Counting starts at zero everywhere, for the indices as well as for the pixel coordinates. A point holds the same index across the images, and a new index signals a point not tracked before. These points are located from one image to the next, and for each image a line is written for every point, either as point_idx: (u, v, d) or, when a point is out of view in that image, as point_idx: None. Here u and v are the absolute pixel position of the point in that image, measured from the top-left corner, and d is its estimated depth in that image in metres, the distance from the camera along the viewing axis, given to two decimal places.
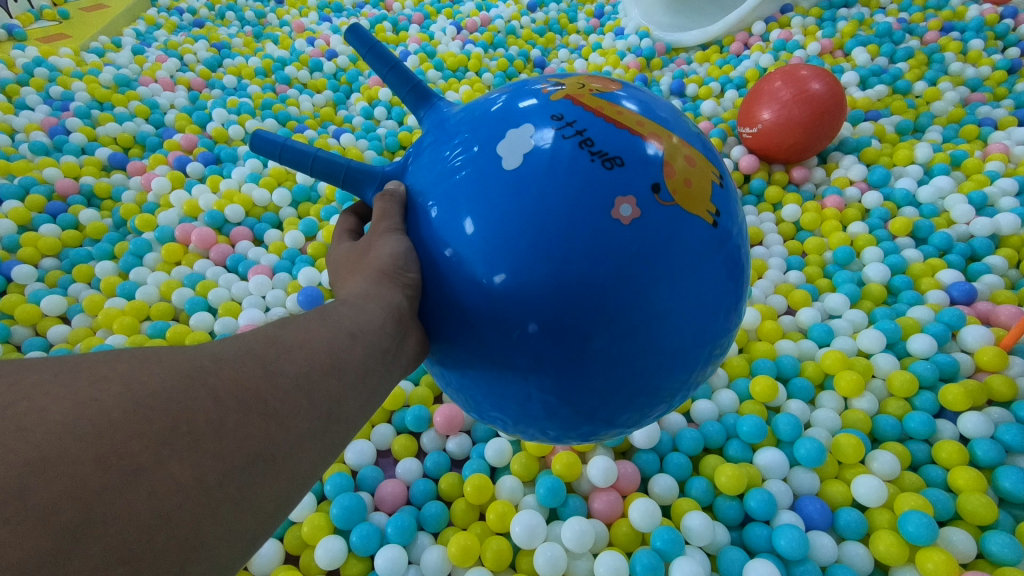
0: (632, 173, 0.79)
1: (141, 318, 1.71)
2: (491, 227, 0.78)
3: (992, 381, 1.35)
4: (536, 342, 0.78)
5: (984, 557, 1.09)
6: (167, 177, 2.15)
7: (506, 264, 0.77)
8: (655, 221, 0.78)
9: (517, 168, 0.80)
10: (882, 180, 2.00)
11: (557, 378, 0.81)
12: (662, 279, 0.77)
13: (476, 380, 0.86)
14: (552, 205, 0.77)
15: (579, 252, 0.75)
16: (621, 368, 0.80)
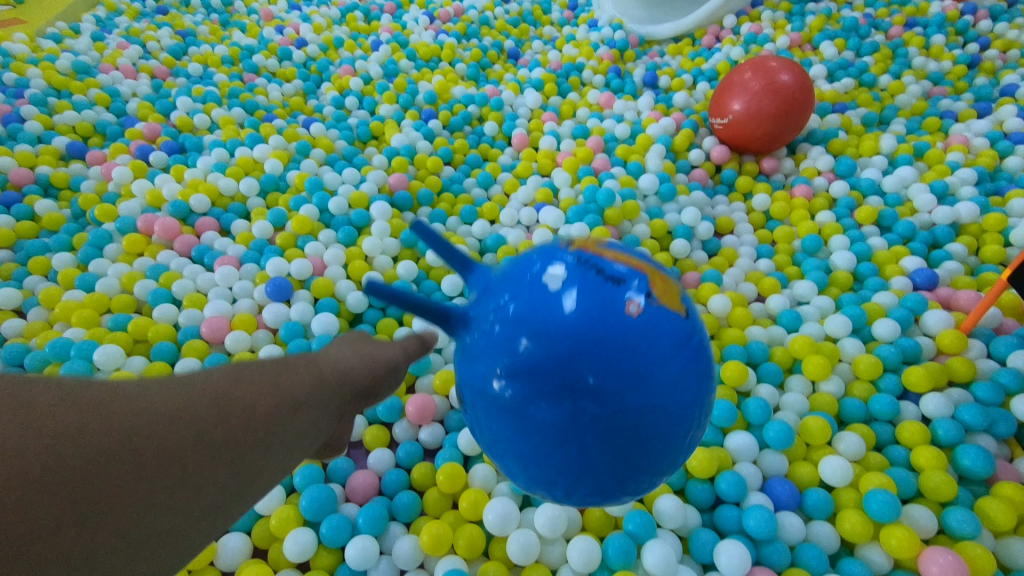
0: (629, 287, 0.79)
1: (101, 312, 1.63)
2: (533, 340, 0.77)
3: (952, 363, 1.39)
4: (586, 424, 0.77)
5: (945, 532, 1.12)
6: (129, 166, 2.08)
7: (551, 366, 0.76)
8: (656, 320, 0.78)
9: (541, 295, 0.79)
10: (849, 170, 2.05)
11: (616, 452, 0.79)
12: (665, 364, 0.78)
13: (542, 461, 0.83)
14: (576, 321, 0.76)
15: (620, 359, 0.76)
16: (666, 427, 0.80)
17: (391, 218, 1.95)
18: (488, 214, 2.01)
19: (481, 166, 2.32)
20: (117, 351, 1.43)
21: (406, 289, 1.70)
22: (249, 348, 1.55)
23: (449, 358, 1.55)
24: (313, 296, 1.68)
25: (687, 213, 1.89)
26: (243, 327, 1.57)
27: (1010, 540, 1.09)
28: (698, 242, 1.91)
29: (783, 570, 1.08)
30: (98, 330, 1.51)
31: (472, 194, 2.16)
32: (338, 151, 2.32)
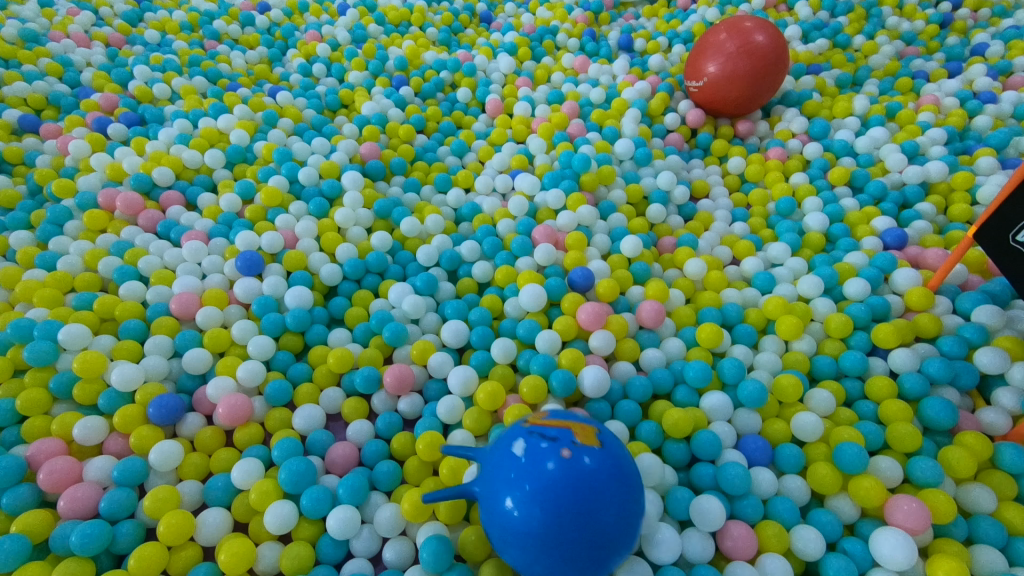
0: (560, 438, 0.92)
1: (65, 291, 1.57)
2: (511, 495, 0.90)
3: (919, 319, 1.42)
4: (571, 539, 0.86)
5: (910, 482, 1.16)
6: (86, 139, 1.99)
7: (522, 505, 0.88)
8: (586, 451, 0.90)
9: (507, 470, 0.93)
10: (822, 132, 2.05)
11: (592, 560, 0.87)
12: (602, 471, 0.88)
13: (543, 572, 0.90)
14: (529, 477, 0.89)
15: (573, 488, 0.87)
16: (630, 516, 0.88)
17: (364, 188, 1.91)
18: (462, 182, 1.98)
19: (455, 134, 2.28)
20: (83, 330, 1.37)
21: (381, 260, 1.67)
22: (222, 324, 1.52)
23: (426, 329, 1.54)
24: (286, 269, 1.65)
25: (662, 177, 1.88)
26: (214, 303, 1.53)
27: (971, 486, 1.13)
28: (674, 206, 1.90)
29: (756, 523, 1.11)
30: (62, 310, 1.46)
31: (446, 162, 2.12)
32: (307, 120, 2.25)
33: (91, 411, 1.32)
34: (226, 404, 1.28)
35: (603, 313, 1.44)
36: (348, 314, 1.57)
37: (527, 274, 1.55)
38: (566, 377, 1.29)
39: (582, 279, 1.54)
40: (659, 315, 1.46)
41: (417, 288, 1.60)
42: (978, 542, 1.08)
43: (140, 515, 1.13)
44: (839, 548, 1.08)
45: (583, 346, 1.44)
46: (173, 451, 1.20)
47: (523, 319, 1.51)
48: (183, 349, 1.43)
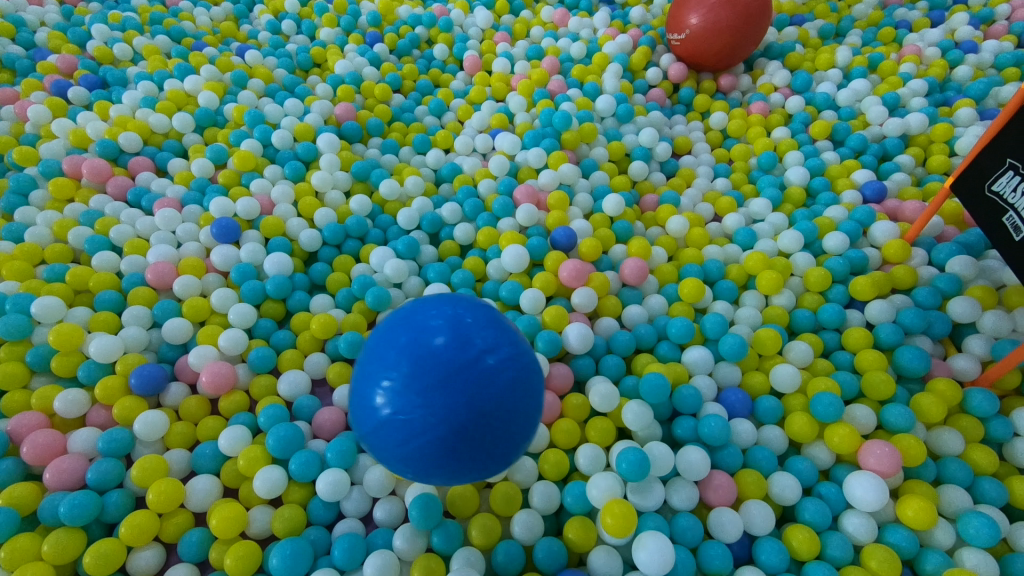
0: (417, 321, 0.93)
1: (35, 263, 1.52)
2: (387, 386, 0.88)
3: (896, 271, 1.44)
4: (449, 405, 0.86)
5: (883, 428, 1.20)
6: (45, 103, 1.90)
7: (396, 387, 0.88)
8: (444, 324, 0.91)
9: (376, 362, 0.92)
10: (805, 85, 2.03)
11: (483, 421, 0.87)
12: (468, 339, 0.90)
13: (452, 460, 0.89)
14: (394, 358, 0.90)
15: (437, 357, 0.87)
16: (508, 375, 0.90)
17: (341, 150, 1.86)
18: (441, 143, 1.94)
19: (433, 93, 2.22)
20: (57, 303, 1.34)
21: (361, 224, 1.65)
22: (201, 293, 1.50)
23: (409, 292, 1.53)
24: (264, 236, 1.62)
25: (645, 133, 1.85)
26: (191, 272, 1.50)
27: (940, 430, 1.18)
28: (656, 163, 1.89)
29: (735, 472, 1.15)
30: (33, 282, 1.42)
31: (425, 122, 2.07)
32: (278, 81, 2.17)
33: (72, 384, 1.30)
34: (210, 372, 1.27)
35: (585, 272, 1.44)
36: (329, 280, 1.55)
37: (510, 234, 1.54)
38: (551, 338, 1.30)
39: (564, 238, 1.53)
40: (641, 272, 1.47)
41: (399, 252, 1.58)
42: (945, 482, 1.13)
43: (128, 484, 1.13)
44: (814, 492, 1.13)
45: (567, 304, 1.44)
46: (157, 421, 1.19)
47: (506, 280, 1.50)
48: (162, 319, 1.41)
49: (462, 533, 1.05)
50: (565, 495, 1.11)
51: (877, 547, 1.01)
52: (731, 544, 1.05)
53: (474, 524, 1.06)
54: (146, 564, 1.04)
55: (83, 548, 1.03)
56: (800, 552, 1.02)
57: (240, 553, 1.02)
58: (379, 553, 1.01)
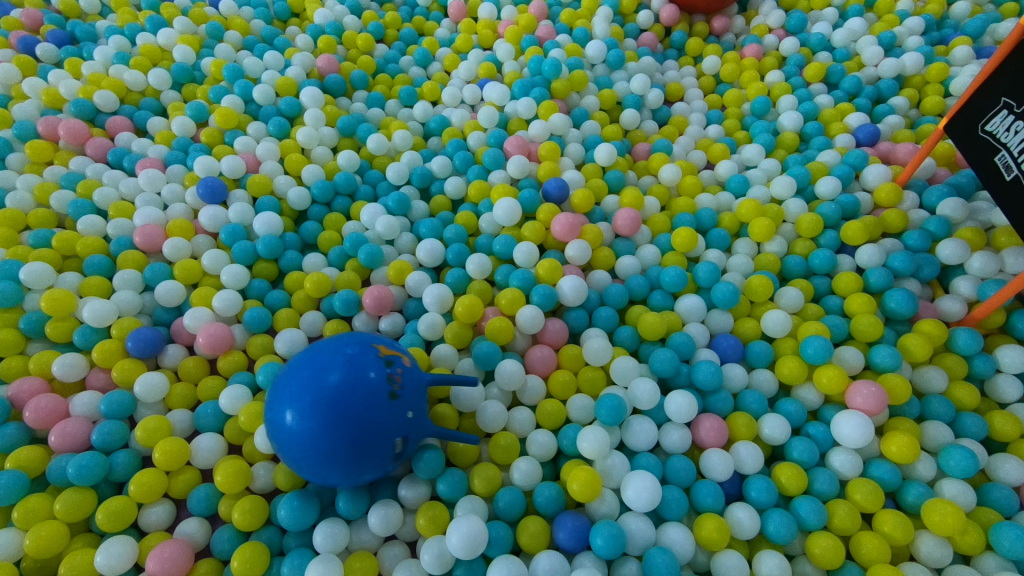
0: (327, 351, 0.95)
1: (19, 229, 1.50)
2: (295, 408, 0.90)
3: (887, 215, 1.45)
4: (352, 427, 0.90)
5: (871, 368, 1.23)
6: (12, 62, 1.82)
7: (305, 410, 0.90)
8: (350, 355, 0.94)
9: (285, 384, 0.93)
10: (799, 26, 1.98)
11: (378, 439, 0.92)
12: (375, 369, 0.94)
13: (348, 472, 0.93)
14: (305, 383, 0.91)
15: (342, 384, 0.91)
16: (404, 402, 0.95)
17: (325, 105, 1.81)
18: (428, 95, 1.89)
19: (417, 43, 2.15)
20: (45, 269, 1.33)
21: (350, 180, 1.62)
22: (191, 255, 1.48)
23: (402, 249, 1.53)
24: (251, 195, 1.59)
25: (636, 80, 1.81)
26: (180, 234, 1.48)
27: (925, 369, 1.21)
28: (648, 111, 1.85)
29: (727, 415, 1.18)
30: (19, 249, 1.40)
31: (410, 73, 2.01)
32: (256, 33, 2.09)
33: (68, 349, 1.30)
34: (206, 334, 1.28)
35: (578, 224, 1.43)
36: (320, 238, 1.53)
37: (501, 187, 1.52)
38: (546, 292, 1.31)
39: (556, 190, 1.52)
40: (634, 223, 1.46)
41: (390, 208, 1.57)
42: (928, 419, 1.17)
43: (134, 444, 1.15)
44: (803, 432, 1.17)
45: (560, 257, 1.44)
46: (157, 382, 1.21)
47: (498, 235, 1.50)
48: (154, 282, 1.40)
49: (464, 481, 1.08)
50: (563, 441, 1.14)
51: (862, 481, 1.06)
52: (721, 482, 1.09)
53: (475, 473, 1.09)
54: (158, 519, 1.07)
55: (95, 506, 1.06)
56: (789, 488, 1.07)
57: (247, 508, 1.05)
58: (384, 504, 1.05)
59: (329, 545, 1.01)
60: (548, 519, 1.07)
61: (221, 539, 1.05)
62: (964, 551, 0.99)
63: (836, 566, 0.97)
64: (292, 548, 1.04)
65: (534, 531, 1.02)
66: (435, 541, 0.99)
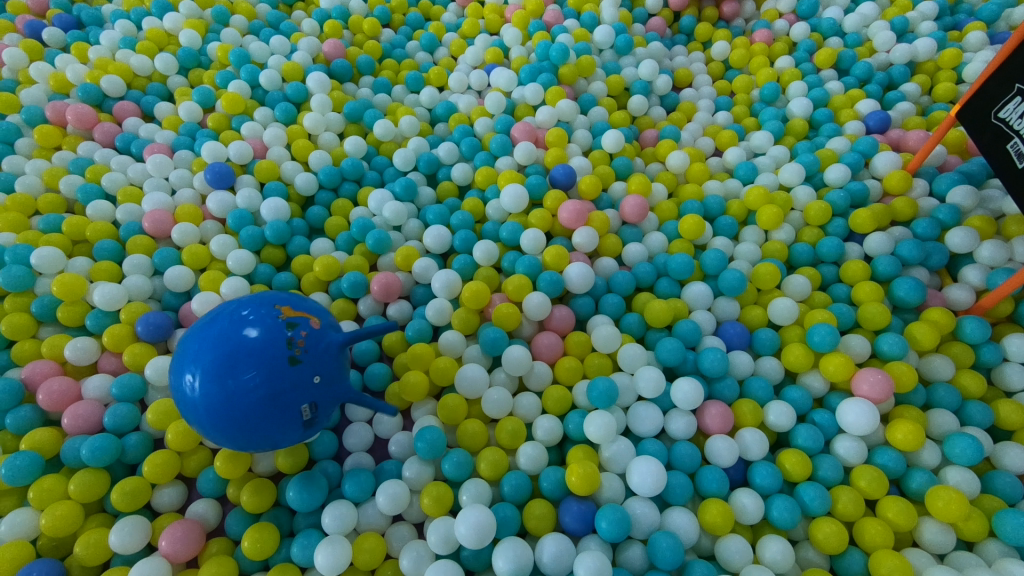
0: (233, 315, 0.92)
1: (29, 214, 1.50)
2: (195, 376, 0.88)
3: (896, 203, 1.44)
4: (256, 396, 0.87)
5: (877, 356, 1.23)
6: (19, 46, 1.82)
7: (204, 378, 0.88)
8: (254, 318, 0.91)
9: (189, 352, 0.91)
10: (811, 11, 1.96)
11: (284, 405, 0.89)
12: (280, 333, 0.90)
13: (259, 440, 0.92)
14: (205, 351, 0.89)
15: (244, 352, 0.88)
16: (313, 365, 0.92)
17: (331, 91, 1.81)
18: (435, 80, 1.88)
19: (424, 27, 2.13)
20: (56, 254, 1.34)
21: (357, 166, 1.62)
22: (199, 241, 1.49)
23: (409, 236, 1.53)
24: (258, 181, 1.59)
25: (644, 66, 1.80)
26: (188, 219, 1.49)
27: (931, 358, 1.21)
28: (656, 97, 1.84)
29: (732, 402, 1.18)
30: (29, 233, 1.41)
31: (417, 59, 2.00)
32: (262, 18, 2.08)
33: (79, 333, 1.32)
34: None
35: (584, 211, 1.43)
36: (328, 224, 1.54)
37: (508, 174, 1.52)
38: (553, 279, 1.31)
39: (563, 176, 1.51)
40: (641, 210, 1.46)
41: (397, 194, 1.57)
42: (934, 407, 1.17)
43: (145, 427, 1.16)
44: (809, 419, 1.17)
45: (567, 243, 1.44)
46: (168, 365, 1.21)
47: (505, 221, 1.49)
48: (163, 267, 1.41)
49: (471, 465, 1.09)
50: (568, 426, 1.15)
51: (866, 468, 1.06)
52: (726, 468, 1.10)
53: (482, 457, 1.10)
54: (170, 501, 1.09)
55: (108, 487, 1.07)
56: (793, 474, 1.07)
57: (256, 490, 1.07)
58: (391, 484, 1.06)
59: (337, 527, 1.02)
60: (554, 503, 1.08)
61: (232, 520, 1.06)
62: (967, 537, 0.99)
63: (839, 551, 0.98)
64: (301, 528, 1.06)
65: (539, 514, 1.03)
66: (443, 523, 1.01)
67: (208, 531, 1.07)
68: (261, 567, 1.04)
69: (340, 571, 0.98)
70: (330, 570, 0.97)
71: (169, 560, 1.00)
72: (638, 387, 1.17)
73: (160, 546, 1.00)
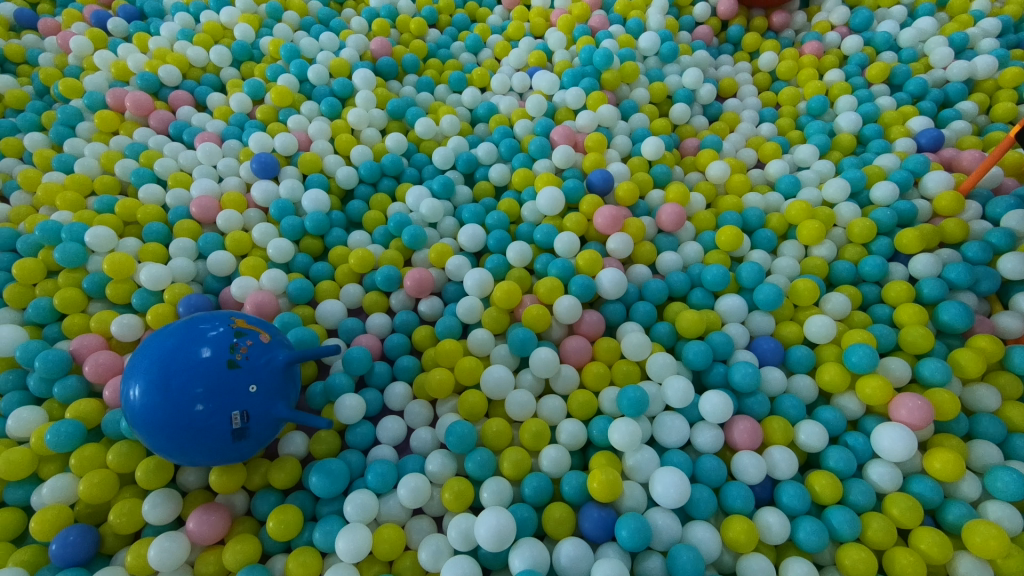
0: (182, 328, 0.97)
1: (85, 194, 1.57)
2: (137, 382, 0.92)
3: (946, 224, 1.39)
4: (188, 400, 0.90)
5: (918, 382, 1.19)
6: (86, 35, 1.91)
7: (144, 383, 0.91)
8: (199, 329, 0.96)
9: (137, 362, 0.95)
10: (864, 24, 1.91)
11: (214, 413, 0.91)
12: (220, 343, 0.95)
13: (189, 450, 0.92)
14: (150, 358, 0.94)
15: (184, 357, 0.92)
16: (248, 376, 0.94)
17: (376, 87, 1.84)
18: (478, 81, 1.90)
19: (469, 29, 2.16)
20: (108, 233, 1.39)
21: (397, 162, 1.65)
22: (242, 228, 1.54)
23: (444, 233, 1.55)
24: (301, 172, 1.63)
25: (689, 74, 1.78)
26: (233, 206, 1.54)
27: (976, 386, 1.16)
28: (699, 107, 1.82)
29: (763, 418, 1.16)
30: (85, 213, 1.47)
31: (461, 59, 2.02)
32: (313, 14, 2.13)
33: (126, 310, 1.37)
34: (253, 301, 1.31)
35: (621, 217, 1.42)
36: (365, 218, 1.57)
37: (545, 176, 1.52)
38: (585, 283, 1.31)
39: (601, 181, 1.51)
40: (678, 218, 1.45)
41: (434, 192, 1.59)
42: (976, 437, 1.12)
43: None
44: (841, 441, 1.14)
45: (601, 248, 1.44)
46: None
47: (540, 223, 1.50)
48: (207, 252, 1.46)
49: (494, 463, 1.10)
50: (592, 431, 1.14)
51: (900, 496, 1.03)
52: (752, 485, 1.08)
53: (505, 456, 1.10)
54: (196, 480, 1.10)
55: (142, 460, 1.10)
56: (822, 497, 1.04)
57: (287, 468, 1.10)
58: (413, 477, 1.07)
59: (358, 515, 1.04)
60: (574, 508, 1.07)
61: (259, 501, 1.09)
62: None
63: None
64: (324, 514, 1.08)
65: (559, 517, 1.02)
66: (463, 519, 1.01)
67: (236, 511, 1.09)
68: (283, 549, 1.06)
69: (359, 559, 1.00)
70: (350, 557, 0.99)
71: (193, 539, 1.01)
72: (666, 397, 1.15)
73: (187, 526, 1.02)
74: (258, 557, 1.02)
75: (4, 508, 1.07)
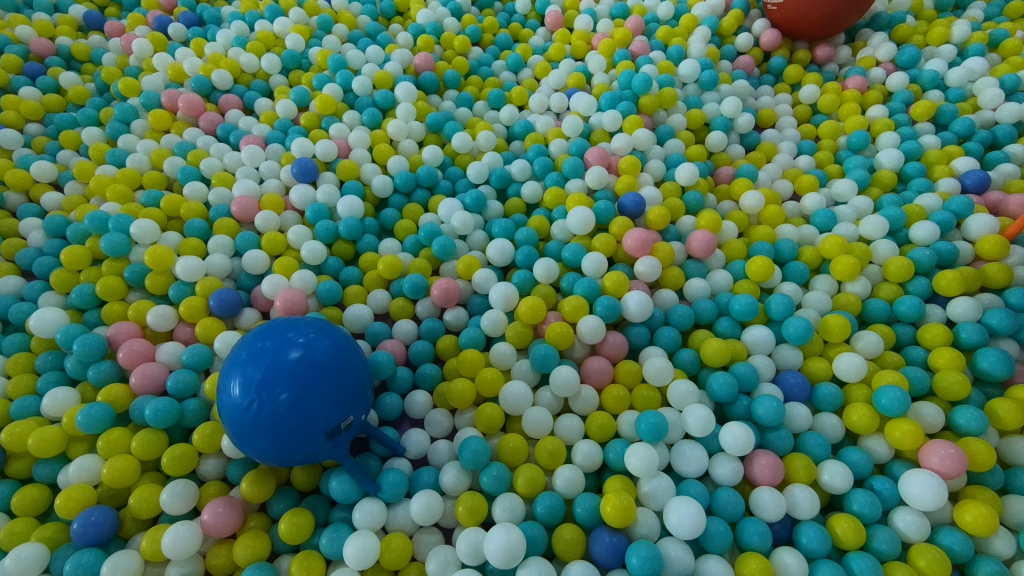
0: (324, 336, 1.00)
1: (134, 188, 1.64)
2: (276, 376, 0.93)
3: (989, 269, 1.35)
4: (321, 412, 0.94)
5: (951, 429, 1.14)
6: (147, 38, 2.02)
7: (284, 381, 0.93)
8: (341, 346, 1.01)
9: (273, 350, 0.96)
10: (912, 62, 1.89)
11: (327, 432, 0.96)
12: (357, 368, 1.01)
13: (281, 450, 0.95)
14: (296, 355, 0.95)
15: (329, 371, 0.96)
16: (361, 404, 1.01)
17: (417, 100, 1.89)
18: (516, 99, 1.93)
19: (511, 48, 2.20)
20: (152, 227, 1.45)
21: (432, 174, 1.67)
22: (279, 229, 1.58)
23: (473, 246, 1.56)
24: (339, 178, 1.68)
25: (728, 103, 1.78)
26: (272, 208, 1.58)
27: (1015, 439, 1.11)
28: (736, 135, 1.81)
29: (785, 455, 1.13)
30: (132, 206, 1.54)
31: (501, 77, 2.06)
32: (362, 28, 2.21)
33: (162, 301, 1.41)
34: (284, 299, 1.35)
35: (650, 241, 1.41)
36: (398, 226, 1.60)
37: (577, 197, 1.53)
38: (610, 303, 1.30)
39: (632, 205, 1.51)
40: (709, 245, 1.43)
41: (467, 205, 1.61)
42: (1012, 492, 1.07)
43: (203, 395, 1.22)
44: (867, 485, 1.10)
45: (628, 270, 1.43)
46: (234, 340, 1.28)
47: (569, 242, 1.50)
48: (243, 250, 1.50)
49: (508, 479, 1.09)
50: (609, 454, 1.13)
51: (928, 547, 0.98)
52: (771, 522, 1.05)
53: (520, 473, 1.09)
54: (216, 471, 1.13)
55: (165, 448, 1.14)
56: (844, 541, 1.01)
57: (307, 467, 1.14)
58: (426, 493, 1.07)
59: (366, 522, 1.04)
60: (585, 531, 1.05)
61: (275, 501, 1.10)
62: None
63: None
64: (334, 520, 1.08)
65: (569, 539, 1.01)
66: (473, 533, 1.01)
67: (249, 508, 1.11)
68: (291, 550, 1.07)
69: (366, 566, 0.99)
70: (358, 564, 0.99)
71: (206, 531, 1.03)
72: (686, 425, 1.13)
73: (202, 517, 1.04)
74: (266, 555, 1.03)
75: (33, 484, 1.11)
